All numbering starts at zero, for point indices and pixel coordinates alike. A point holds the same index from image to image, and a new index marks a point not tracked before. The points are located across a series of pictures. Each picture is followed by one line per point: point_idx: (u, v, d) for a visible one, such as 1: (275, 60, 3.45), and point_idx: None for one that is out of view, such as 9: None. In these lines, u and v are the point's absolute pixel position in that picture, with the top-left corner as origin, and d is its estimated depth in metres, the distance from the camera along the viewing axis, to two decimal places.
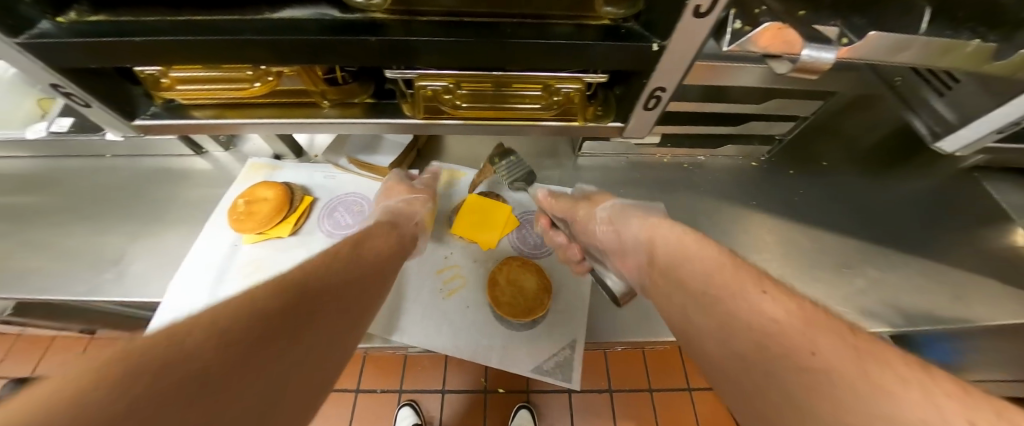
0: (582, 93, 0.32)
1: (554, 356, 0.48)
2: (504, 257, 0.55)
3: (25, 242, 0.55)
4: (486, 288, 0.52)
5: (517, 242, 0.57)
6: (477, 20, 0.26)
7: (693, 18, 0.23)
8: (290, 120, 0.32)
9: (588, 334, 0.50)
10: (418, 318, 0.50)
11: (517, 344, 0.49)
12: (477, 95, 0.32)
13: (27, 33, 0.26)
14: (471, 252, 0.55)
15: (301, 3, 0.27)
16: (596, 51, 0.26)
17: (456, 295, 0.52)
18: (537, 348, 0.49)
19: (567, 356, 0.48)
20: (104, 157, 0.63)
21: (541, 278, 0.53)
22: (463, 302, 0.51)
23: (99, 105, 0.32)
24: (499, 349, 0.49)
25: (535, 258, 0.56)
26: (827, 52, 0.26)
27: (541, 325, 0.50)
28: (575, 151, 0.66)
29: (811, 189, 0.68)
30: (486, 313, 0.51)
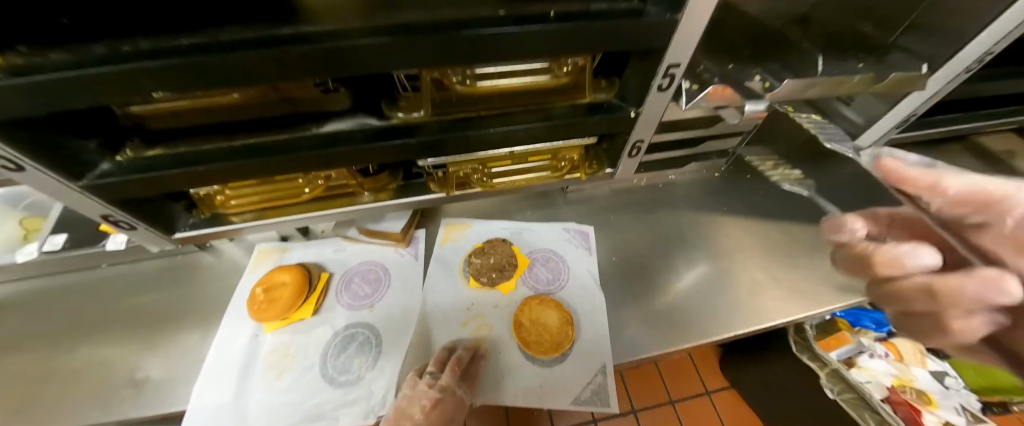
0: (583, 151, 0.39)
1: (589, 385, 0.51)
2: (523, 299, 0.59)
3: (21, 373, 0.52)
4: (514, 330, 0.56)
5: (532, 282, 0.61)
6: (493, 112, 0.32)
7: (658, 92, 0.32)
8: (332, 211, 0.36)
9: (615, 357, 0.54)
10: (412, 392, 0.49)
11: (552, 380, 0.52)
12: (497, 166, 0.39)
13: (88, 176, 0.29)
14: (492, 298, 0.59)
15: (341, 116, 0.32)
16: (591, 122, 0.33)
17: (486, 341, 0.55)
18: (570, 379, 0.52)
19: (601, 382, 0.51)
20: (98, 267, 0.62)
21: (561, 312, 0.57)
22: (494, 349, 0.54)
23: (144, 227, 0.34)
24: (538, 388, 0.51)
25: (552, 294, 0.60)
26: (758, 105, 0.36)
27: (570, 358, 0.53)
28: (563, 189, 0.72)
29: (769, 188, 0.78)
30: (518, 355, 0.54)
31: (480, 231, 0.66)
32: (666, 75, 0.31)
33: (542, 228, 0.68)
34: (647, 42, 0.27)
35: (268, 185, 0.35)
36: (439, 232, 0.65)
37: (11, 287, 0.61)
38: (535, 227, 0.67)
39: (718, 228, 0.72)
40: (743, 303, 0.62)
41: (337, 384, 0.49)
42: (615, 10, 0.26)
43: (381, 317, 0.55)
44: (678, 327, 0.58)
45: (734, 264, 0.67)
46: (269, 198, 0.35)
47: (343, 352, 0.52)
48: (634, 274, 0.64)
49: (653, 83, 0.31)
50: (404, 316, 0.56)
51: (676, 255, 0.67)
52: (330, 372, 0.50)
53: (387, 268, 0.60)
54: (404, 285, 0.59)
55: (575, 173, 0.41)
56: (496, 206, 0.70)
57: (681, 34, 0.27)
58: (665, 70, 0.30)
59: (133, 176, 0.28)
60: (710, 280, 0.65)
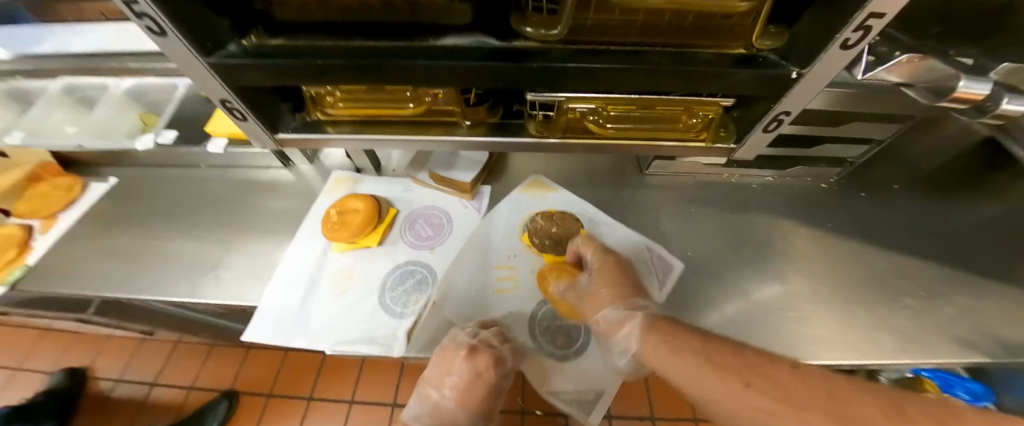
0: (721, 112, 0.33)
1: (577, 390, 0.49)
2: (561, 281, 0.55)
3: (133, 245, 0.60)
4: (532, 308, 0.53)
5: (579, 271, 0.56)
6: (624, 48, 0.28)
7: (840, 49, 0.25)
8: (425, 136, 0.35)
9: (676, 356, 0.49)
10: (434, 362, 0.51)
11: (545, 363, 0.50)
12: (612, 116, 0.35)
13: (219, 54, 0.29)
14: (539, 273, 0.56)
15: (459, 32, 0.29)
16: (739, 76, 0.28)
17: (512, 303, 0.54)
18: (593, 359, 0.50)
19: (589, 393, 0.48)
20: (198, 167, 0.68)
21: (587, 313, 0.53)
22: (506, 309, 0.53)
23: (254, 120, 0.35)
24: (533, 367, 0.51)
25: None
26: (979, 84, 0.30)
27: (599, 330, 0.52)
28: (641, 170, 0.67)
29: (884, 211, 0.67)
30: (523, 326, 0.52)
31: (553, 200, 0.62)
32: (859, 28, 0.23)
33: (622, 229, 0.62)
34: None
35: (376, 100, 0.35)
36: (522, 183, 0.63)
37: (131, 171, 0.70)
38: (614, 224, 0.62)
39: (813, 244, 0.63)
40: (828, 332, 0.54)
41: (392, 313, 0.50)
42: None
43: (440, 261, 0.55)
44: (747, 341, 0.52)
45: (826, 287, 0.59)
46: (373, 111, 0.35)
47: (400, 285, 0.52)
48: (705, 274, 0.58)
49: (837, 37, 0.24)
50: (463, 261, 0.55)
51: (758, 264, 0.60)
52: (386, 300, 0.51)
53: (450, 216, 0.60)
54: (465, 235, 0.58)
55: (699, 139, 0.36)
56: (566, 176, 0.67)
57: None
58: (860, 21, 0.23)
59: (256, 62, 0.29)
60: (793, 298, 0.57)
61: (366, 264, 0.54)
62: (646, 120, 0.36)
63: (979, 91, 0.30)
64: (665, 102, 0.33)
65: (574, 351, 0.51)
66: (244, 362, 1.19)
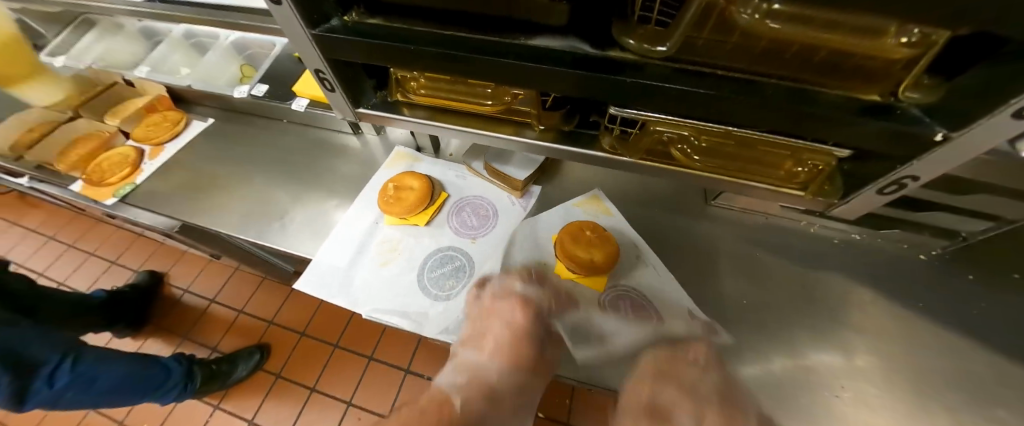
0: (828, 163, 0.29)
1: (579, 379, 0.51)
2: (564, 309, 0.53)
3: (217, 181, 0.67)
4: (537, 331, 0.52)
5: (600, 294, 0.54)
6: (731, 76, 0.25)
7: (1011, 118, 0.20)
8: (496, 134, 0.34)
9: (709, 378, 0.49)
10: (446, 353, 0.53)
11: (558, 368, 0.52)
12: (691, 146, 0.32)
13: (322, 28, 0.31)
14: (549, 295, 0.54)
15: (553, 33, 0.28)
16: (866, 127, 0.24)
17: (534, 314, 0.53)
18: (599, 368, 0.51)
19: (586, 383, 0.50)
20: (280, 121, 0.75)
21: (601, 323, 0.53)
22: None
23: (340, 91, 0.36)
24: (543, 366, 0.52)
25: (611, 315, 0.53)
26: None
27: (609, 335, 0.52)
28: (706, 200, 0.62)
29: (999, 304, 0.56)
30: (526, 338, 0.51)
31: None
32: None
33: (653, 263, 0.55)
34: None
35: (458, 90, 0.35)
36: (578, 197, 0.61)
37: (225, 115, 0.77)
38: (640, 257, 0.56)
39: (896, 322, 0.55)
40: None
41: (427, 293, 0.51)
42: None
43: (480, 253, 0.55)
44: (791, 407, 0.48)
45: (901, 374, 0.51)
46: (451, 101, 0.35)
47: (439, 269, 0.53)
48: (756, 329, 0.53)
49: (1011, 103, 0.19)
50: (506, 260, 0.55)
51: (820, 328, 0.53)
52: (423, 280, 0.52)
53: (498, 210, 0.60)
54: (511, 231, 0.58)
55: (800, 189, 0.32)
56: (621, 193, 0.63)
57: None
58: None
59: (355, 39, 0.30)
60: (860, 379, 0.50)
61: (413, 240, 0.56)
62: (738, 153, 0.32)
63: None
64: (764, 139, 0.30)
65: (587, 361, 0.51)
66: (286, 302, 1.31)
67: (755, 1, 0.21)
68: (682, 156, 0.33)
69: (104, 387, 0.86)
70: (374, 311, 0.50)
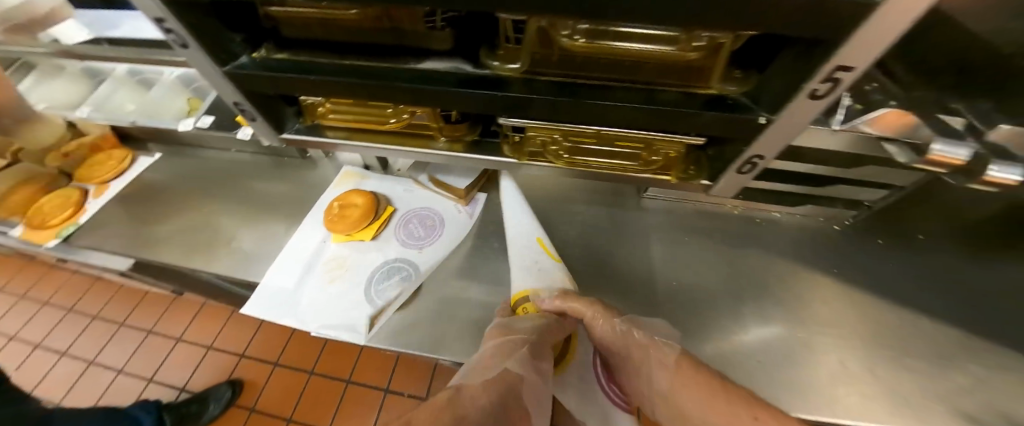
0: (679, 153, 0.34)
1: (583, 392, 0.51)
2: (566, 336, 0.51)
3: (164, 215, 0.68)
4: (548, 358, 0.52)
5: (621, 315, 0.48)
6: (590, 83, 0.29)
7: (809, 99, 0.25)
8: (406, 147, 0.37)
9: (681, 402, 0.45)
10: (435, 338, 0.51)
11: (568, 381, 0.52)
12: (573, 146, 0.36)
13: (233, 65, 0.34)
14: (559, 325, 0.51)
15: (440, 56, 0.32)
16: (702, 118, 0.28)
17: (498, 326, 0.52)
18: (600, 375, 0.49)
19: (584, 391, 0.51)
20: (229, 150, 0.76)
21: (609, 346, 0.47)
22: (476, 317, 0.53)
23: (262, 120, 0.39)
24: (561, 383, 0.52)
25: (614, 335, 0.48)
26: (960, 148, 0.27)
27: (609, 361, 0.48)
28: (639, 193, 0.67)
29: (904, 263, 0.63)
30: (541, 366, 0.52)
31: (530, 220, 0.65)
32: (827, 79, 0.23)
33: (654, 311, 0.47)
34: (809, 34, 0.20)
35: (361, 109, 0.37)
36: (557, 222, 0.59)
37: (174, 149, 0.78)
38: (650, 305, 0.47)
39: (815, 290, 0.60)
40: (818, 388, 0.51)
41: (375, 305, 0.53)
42: None
43: (427, 262, 0.57)
44: None
45: (821, 337, 0.55)
46: (359, 121, 0.38)
47: (384, 282, 0.55)
48: (690, 308, 0.57)
49: (804, 87, 0.24)
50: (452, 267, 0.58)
51: (748, 302, 0.58)
52: (371, 295, 0.54)
53: (444, 220, 0.62)
54: (454, 238, 0.60)
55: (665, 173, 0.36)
56: (562, 193, 0.68)
57: (878, 30, 0.19)
58: (827, 72, 0.23)
59: (262, 73, 0.33)
60: (785, 345, 0.54)
61: (363, 254, 0.58)
62: (611, 148, 0.36)
63: (956, 154, 0.27)
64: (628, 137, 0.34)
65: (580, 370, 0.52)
66: (256, 333, 1.29)
67: (569, 26, 0.26)
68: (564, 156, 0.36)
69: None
70: (325, 326, 0.51)
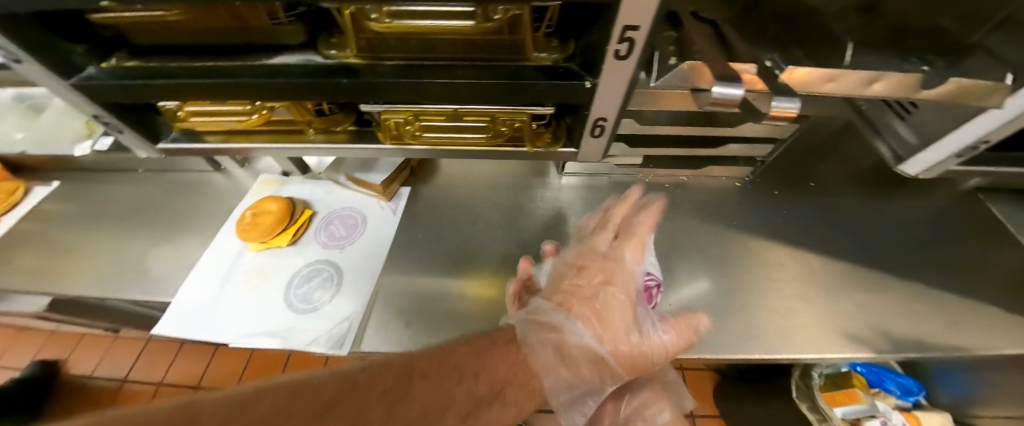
0: (528, 123, 0.36)
1: None
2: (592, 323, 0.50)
3: (66, 245, 0.64)
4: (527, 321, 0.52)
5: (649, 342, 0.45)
6: (432, 64, 0.31)
7: (615, 60, 0.27)
8: (282, 143, 0.38)
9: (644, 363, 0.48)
10: (379, 327, 0.52)
11: None
12: (434, 125, 0.37)
13: (77, 76, 0.33)
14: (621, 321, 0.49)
15: (293, 51, 0.33)
16: (536, 88, 0.30)
17: (435, 313, 0.54)
18: None
19: None
20: (137, 171, 0.72)
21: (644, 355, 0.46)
22: (410, 303, 0.54)
23: (129, 132, 0.38)
24: None
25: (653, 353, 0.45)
26: (788, 101, 0.27)
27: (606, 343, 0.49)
28: (559, 171, 0.70)
29: (800, 209, 0.70)
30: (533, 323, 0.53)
31: (454, 208, 0.66)
32: (623, 40, 0.26)
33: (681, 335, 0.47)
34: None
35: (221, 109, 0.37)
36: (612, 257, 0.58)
37: (74, 176, 0.73)
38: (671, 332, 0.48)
39: (720, 243, 0.65)
40: (721, 331, 0.56)
41: (294, 309, 0.52)
42: None
43: (348, 260, 0.58)
44: None
45: (725, 284, 0.61)
46: (224, 122, 0.37)
47: (304, 284, 0.55)
48: None
49: (608, 49, 0.27)
50: (371, 264, 0.57)
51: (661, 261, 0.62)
52: (290, 298, 0.53)
53: (366, 217, 0.63)
54: (376, 233, 0.61)
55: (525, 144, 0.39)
56: (485, 180, 0.70)
57: None
58: (620, 32, 0.25)
59: (108, 81, 0.32)
60: (691, 297, 0.59)
61: (283, 257, 0.57)
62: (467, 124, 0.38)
63: (790, 108, 0.27)
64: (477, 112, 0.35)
65: None
66: (213, 360, 1.31)
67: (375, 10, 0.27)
68: (424, 135, 0.38)
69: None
70: (243, 336, 0.50)
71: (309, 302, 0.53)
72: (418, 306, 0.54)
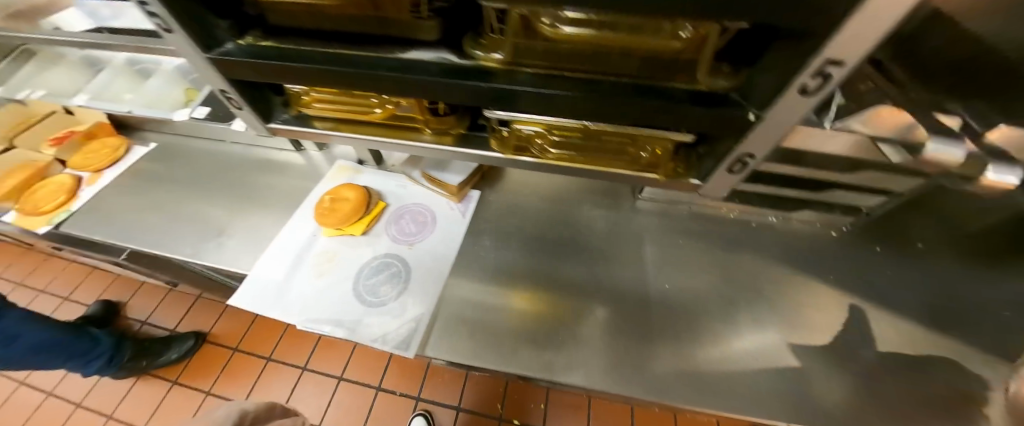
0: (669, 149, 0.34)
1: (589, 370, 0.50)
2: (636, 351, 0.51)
3: (156, 204, 0.68)
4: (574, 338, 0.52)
5: None
6: (576, 77, 0.28)
7: (798, 95, 0.24)
8: (392, 139, 0.37)
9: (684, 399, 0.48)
10: (442, 333, 0.51)
11: (564, 357, 0.50)
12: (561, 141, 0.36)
13: (216, 51, 0.33)
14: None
15: (426, 46, 0.31)
16: (690, 114, 0.27)
17: (488, 315, 0.53)
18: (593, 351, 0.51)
19: (577, 363, 0.50)
20: (224, 142, 0.76)
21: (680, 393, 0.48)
22: (477, 308, 0.53)
23: (247, 110, 0.38)
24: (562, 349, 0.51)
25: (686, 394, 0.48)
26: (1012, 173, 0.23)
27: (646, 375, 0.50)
28: (634, 194, 0.66)
29: (905, 271, 0.62)
30: (581, 340, 0.52)
31: (523, 220, 0.64)
32: (818, 75, 0.22)
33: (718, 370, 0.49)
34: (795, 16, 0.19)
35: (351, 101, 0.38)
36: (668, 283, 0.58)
37: (168, 139, 0.78)
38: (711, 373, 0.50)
39: (810, 297, 0.59)
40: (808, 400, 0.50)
41: (362, 300, 0.52)
42: None
43: (416, 257, 0.57)
44: (684, 375, 0.50)
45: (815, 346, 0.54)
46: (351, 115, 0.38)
47: (374, 276, 0.55)
48: (683, 311, 0.55)
49: (794, 83, 0.23)
50: (438, 266, 0.56)
51: (741, 307, 0.56)
52: (359, 288, 0.53)
53: (436, 215, 0.62)
54: (445, 234, 0.60)
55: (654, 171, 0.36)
56: (556, 194, 0.67)
57: (859, 25, 0.18)
58: (817, 66, 0.22)
59: (245, 59, 0.32)
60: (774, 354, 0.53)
61: (355, 246, 0.58)
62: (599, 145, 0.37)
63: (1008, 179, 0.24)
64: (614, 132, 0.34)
65: (586, 345, 0.52)
66: (251, 326, 1.36)
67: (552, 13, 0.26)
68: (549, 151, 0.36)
69: (29, 343, 0.93)
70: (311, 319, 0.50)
71: (378, 295, 0.52)
72: (480, 312, 0.53)
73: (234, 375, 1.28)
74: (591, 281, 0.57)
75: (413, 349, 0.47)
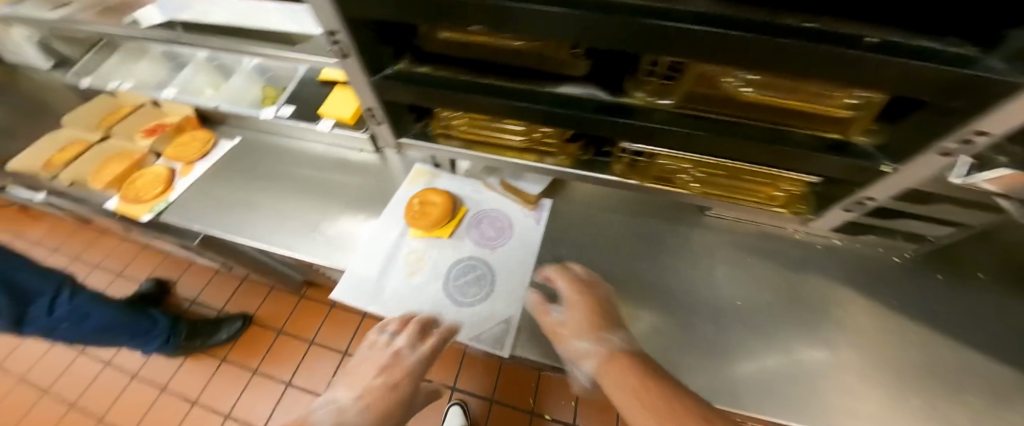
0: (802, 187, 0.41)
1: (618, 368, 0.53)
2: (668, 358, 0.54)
3: (247, 197, 0.73)
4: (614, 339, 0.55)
5: None
6: (720, 119, 0.32)
7: (938, 155, 0.27)
8: (519, 160, 0.42)
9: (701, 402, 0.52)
10: (526, 336, 0.54)
11: None
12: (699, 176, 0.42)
13: (381, 75, 0.36)
14: None
15: (577, 81, 0.34)
16: (829, 160, 0.30)
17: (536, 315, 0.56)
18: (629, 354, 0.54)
19: None
20: (302, 139, 0.79)
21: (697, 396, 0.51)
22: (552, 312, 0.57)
23: (386, 125, 0.42)
24: None
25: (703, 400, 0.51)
26: None
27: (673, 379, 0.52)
28: (700, 210, 0.69)
29: (970, 299, 0.63)
30: None
31: (594, 229, 0.67)
32: (963, 140, 0.25)
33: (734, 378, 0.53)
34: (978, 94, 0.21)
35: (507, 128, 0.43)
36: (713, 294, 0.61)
37: (250, 134, 0.82)
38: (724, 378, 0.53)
39: (873, 320, 0.61)
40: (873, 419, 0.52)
41: (455, 301, 0.56)
42: (949, 53, 0.22)
43: (501, 261, 0.60)
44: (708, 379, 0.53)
45: (878, 367, 0.56)
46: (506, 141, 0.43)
47: (462, 277, 0.58)
48: (749, 326, 0.58)
49: (935, 145, 0.26)
50: (521, 271, 0.59)
51: (803, 324, 0.59)
52: (450, 289, 0.57)
53: (513, 222, 0.65)
54: (523, 241, 0.63)
55: (779, 207, 0.43)
56: (624, 206, 0.70)
57: None
58: (963, 134, 0.25)
59: (407, 85, 0.35)
60: (838, 373, 0.55)
61: (443, 247, 0.62)
62: (736, 183, 0.43)
63: None
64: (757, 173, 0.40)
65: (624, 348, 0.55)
66: (294, 309, 1.41)
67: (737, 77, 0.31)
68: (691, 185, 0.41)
69: (94, 324, 1.02)
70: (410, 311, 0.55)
71: (469, 295, 0.57)
72: None
73: (278, 356, 1.33)
74: (663, 292, 0.61)
75: (507, 349, 0.52)
